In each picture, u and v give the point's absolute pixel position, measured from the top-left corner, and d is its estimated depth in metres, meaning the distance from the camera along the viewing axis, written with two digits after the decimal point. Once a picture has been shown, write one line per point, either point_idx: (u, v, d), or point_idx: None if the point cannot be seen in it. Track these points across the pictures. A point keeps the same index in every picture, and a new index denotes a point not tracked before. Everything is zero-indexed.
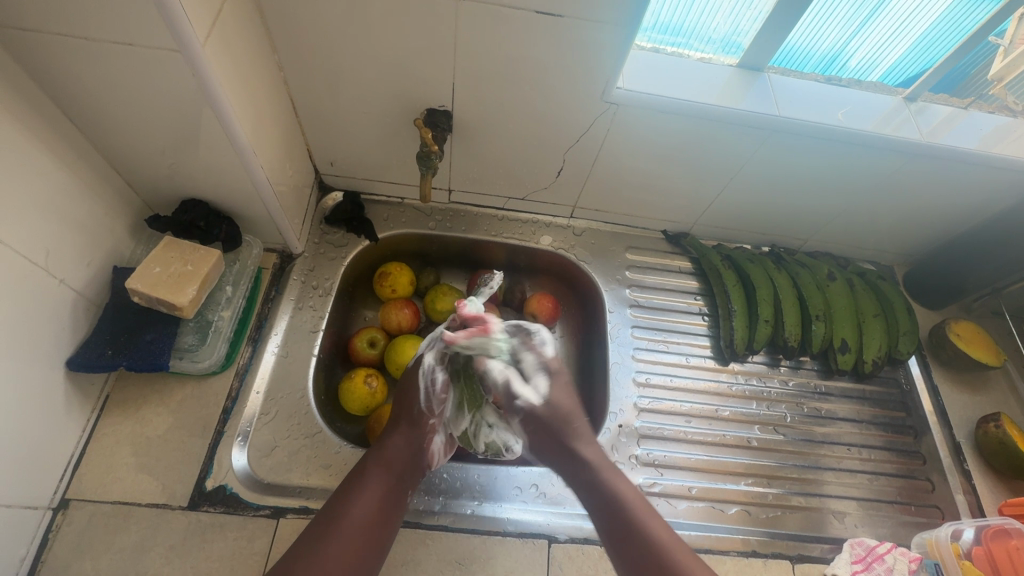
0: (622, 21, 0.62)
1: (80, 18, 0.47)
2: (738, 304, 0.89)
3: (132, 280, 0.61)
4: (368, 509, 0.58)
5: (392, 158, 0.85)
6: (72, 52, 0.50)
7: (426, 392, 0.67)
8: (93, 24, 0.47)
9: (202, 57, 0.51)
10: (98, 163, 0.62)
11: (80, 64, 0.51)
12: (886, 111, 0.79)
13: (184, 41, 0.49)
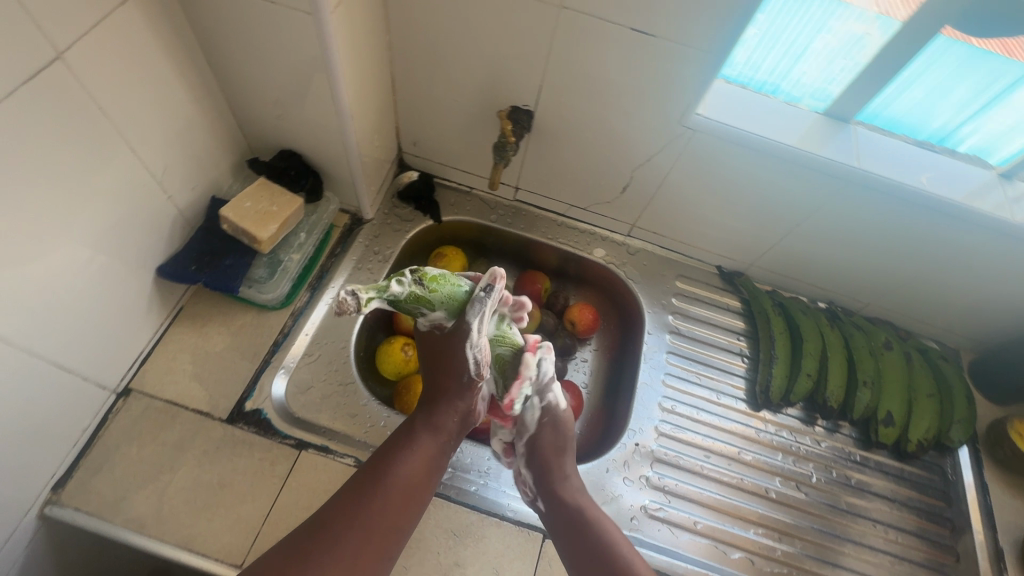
0: (715, 50, 0.63)
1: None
2: (782, 352, 0.87)
3: (224, 209, 0.69)
4: (415, 468, 0.62)
5: (470, 148, 0.90)
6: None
7: (472, 363, 0.65)
8: None
9: (328, 22, 0.57)
10: (219, 102, 0.71)
11: (227, 12, 0.59)
12: (976, 185, 0.76)
13: (318, 4, 0.55)
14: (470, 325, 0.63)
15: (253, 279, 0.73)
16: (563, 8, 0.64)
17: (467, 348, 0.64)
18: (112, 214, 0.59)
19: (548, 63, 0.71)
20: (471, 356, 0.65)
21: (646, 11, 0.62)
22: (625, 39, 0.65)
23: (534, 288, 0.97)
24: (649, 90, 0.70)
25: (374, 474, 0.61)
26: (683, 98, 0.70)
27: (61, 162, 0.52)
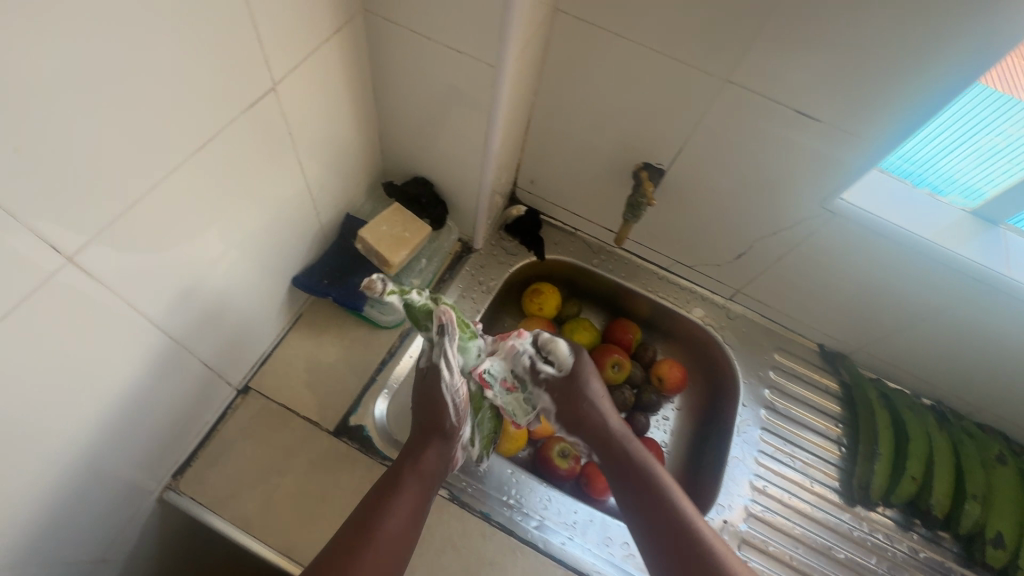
0: (883, 143, 0.62)
1: (431, 21, 0.57)
2: (886, 449, 0.83)
3: (364, 230, 0.71)
4: (402, 520, 0.62)
5: (587, 193, 0.91)
6: (409, 42, 0.60)
7: (454, 408, 0.69)
8: (441, 29, 0.57)
9: (505, 78, 0.59)
10: (371, 127, 0.74)
11: (408, 53, 0.62)
12: None
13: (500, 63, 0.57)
14: (441, 372, 0.67)
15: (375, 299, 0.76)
16: (728, 81, 0.63)
17: (446, 390, 0.68)
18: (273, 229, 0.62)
19: (695, 130, 0.71)
20: (450, 396, 0.69)
21: (819, 97, 0.61)
22: (785, 120, 0.64)
23: (626, 337, 0.97)
24: (797, 171, 0.69)
25: (360, 527, 0.60)
26: (832, 183, 0.68)
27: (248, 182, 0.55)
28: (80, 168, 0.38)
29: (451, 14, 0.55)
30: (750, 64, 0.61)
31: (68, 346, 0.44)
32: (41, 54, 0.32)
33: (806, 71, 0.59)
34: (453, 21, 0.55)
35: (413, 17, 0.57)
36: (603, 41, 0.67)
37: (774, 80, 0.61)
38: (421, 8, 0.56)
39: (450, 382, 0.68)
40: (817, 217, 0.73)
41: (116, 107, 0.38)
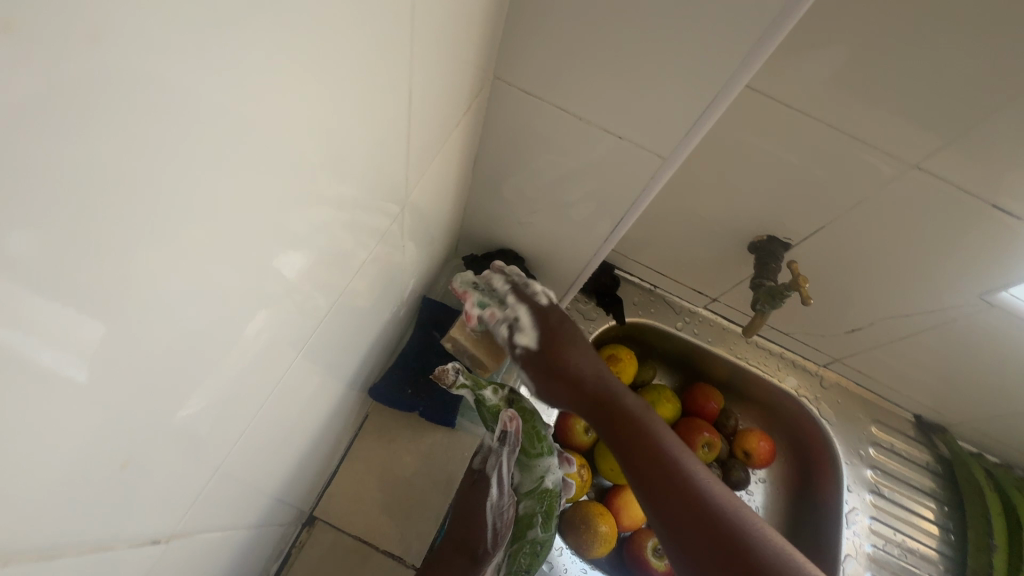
0: None
1: (586, 103, 0.45)
2: (1001, 539, 0.76)
3: (456, 329, 0.60)
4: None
5: (681, 255, 0.80)
6: (543, 121, 0.48)
7: (494, 530, 0.60)
8: (601, 110, 0.45)
9: (668, 174, 0.48)
10: (461, 198, 0.61)
11: (538, 131, 0.50)
12: None
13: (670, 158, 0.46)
14: (491, 486, 0.60)
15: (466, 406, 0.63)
16: (916, 166, 0.54)
17: (493, 508, 0.60)
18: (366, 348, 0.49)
19: (842, 210, 0.61)
20: (493, 514, 0.60)
21: (1020, 191, 0.53)
22: (967, 215, 0.56)
23: (711, 407, 0.87)
24: (959, 264, 0.62)
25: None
26: (998, 278, 0.61)
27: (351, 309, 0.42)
28: (239, 327, 0.24)
29: (620, 100, 0.43)
30: (947, 155, 0.53)
31: (178, 561, 0.29)
32: (248, 175, 0.18)
33: (1011, 164, 0.51)
34: (619, 107, 0.44)
35: (562, 95, 0.45)
36: (755, 111, 0.56)
37: (968, 171, 0.53)
38: (577, 87, 0.44)
39: (495, 484, 0.60)
40: (970, 308, 0.66)
41: (292, 232, 0.24)
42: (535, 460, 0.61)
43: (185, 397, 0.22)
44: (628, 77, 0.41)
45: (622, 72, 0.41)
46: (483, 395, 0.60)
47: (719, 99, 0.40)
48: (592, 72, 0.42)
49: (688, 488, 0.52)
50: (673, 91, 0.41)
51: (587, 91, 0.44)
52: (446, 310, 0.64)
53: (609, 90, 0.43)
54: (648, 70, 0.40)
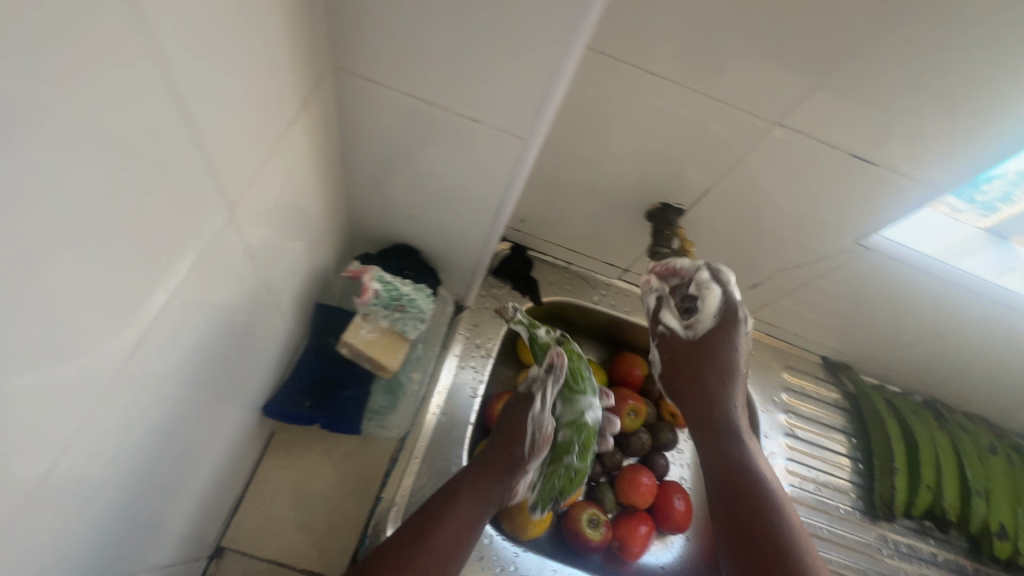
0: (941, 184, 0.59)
1: (438, 88, 0.43)
2: (901, 462, 0.84)
3: (349, 333, 0.57)
4: (454, 538, 0.57)
5: (586, 230, 0.81)
6: (399, 109, 0.46)
7: (532, 438, 0.67)
8: (450, 93, 0.43)
9: (533, 153, 0.47)
10: (339, 198, 0.58)
11: (396, 122, 0.47)
12: None
13: (530, 138, 0.45)
14: (533, 400, 0.68)
15: (371, 411, 0.60)
16: (779, 125, 0.56)
17: (530, 420, 0.67)
18: (247, 365, 0.47)
19: (725, 169, 0.63)
20: (534, 427, 0.66)
21: (872, 138, 0.56)
22: (833, 166, 0.59)
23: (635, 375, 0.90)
24: (834, 213, 0.65)
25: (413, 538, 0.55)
26: (868, 224, 0.65)
27: (220, 331, 0.40)
28: (146, 358, 0.31)
29: (469, 81, 0.42)
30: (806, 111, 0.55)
31: (99, 531, 0.32)
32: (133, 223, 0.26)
33: (861, 115, 0.54)
34: (469, 89, 0.42)
35: (412, 82, 0.43)
36: (625, 80, 0.57)
37: (825, 123, 0.55)
38: (423, 71, 0.42)
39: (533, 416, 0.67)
40: (850, 254, 0.70)
41: (163, 247, 0.29)
42: (573, 394, 0.68)
43: (121, 399, 0.30)
44: (470, 57, 0.40)
45: (464, 53, 0.40)
46: (535, 333, 0.71)
47: (562, 71, 0.40)
48: (435, 54, 0.41)
49: (752, 486, 0.61)
50: (518, 68, 0.40)
51: (435, 74, 0.42)
52: (341, 314, 0.62)
53: (456, 71, 0.41)
54: (488, 49, 0.39)
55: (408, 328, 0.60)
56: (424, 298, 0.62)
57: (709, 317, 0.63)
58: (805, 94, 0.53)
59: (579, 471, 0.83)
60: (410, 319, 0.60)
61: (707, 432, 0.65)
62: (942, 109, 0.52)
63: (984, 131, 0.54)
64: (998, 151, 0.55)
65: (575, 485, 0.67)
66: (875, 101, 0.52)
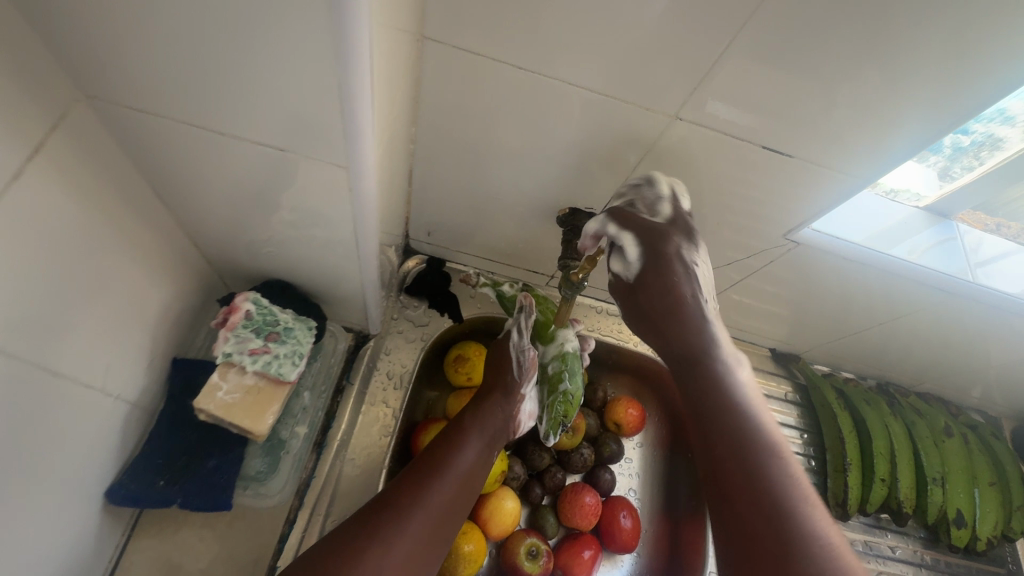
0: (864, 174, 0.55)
1: (232, 109, 0.35)
2: (853, 460, 0.78)
3: (201, 399, 0.48)
4: (472, 462, 0.57)
5: (501, 238, 0.73)
6: (201, 135, 0.38)
7: (520, 364, 0.67)
8: (252, 115, 0.36)
9: (366, 181, 0.40)
10: (180, 239, 0.50)
11: (207, 149, 0.40)
12: None
13: (354, 158, 0.38)
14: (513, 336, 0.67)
15: (247, 479, 0.56)
16: (677, 116, 0.52)
17: (514, 349, 0.67)
18: (49, 458, 0.38)
19: (635, 159, 0.57)
20: (517, 358, 0.67)
21: (776, 121, 0.51)
22: (745, 152, 0.55)
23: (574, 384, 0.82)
24: (760, 202, 0.60)
25: (429, 465, 0.54)
26: (801, 214, 0.60)
27: None
28: None
29: (262, 98, 0.34)
30: (703, 96, 0.50)
31: None
32: None
33: (762, 95, 0.49)
34: (269, 108, 0.35)
35: (200, 104, 0.35)
36: (504, 74, 0.51)
37: (726, 106, 0.50)
38: (206, 91, 0.34)
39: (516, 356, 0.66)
40: (782, 248, 0.66)
41: None
42: (549, 332, 0.68)
43: None
44: (251, 70, 0.32)
45: (241, 65, 0.32)
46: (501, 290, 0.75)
47: (359, 82, 0.32)
48: (210, 71, 0.33)
49: (730, 432, 0.42)
50: (310, 80, 0.32)
51: (220, 93, 0.34)
52: (205, 367, 0.53)
53: (244, 88, 0.34)
54: (267, 60, 0.31)
55: (286, 369, 0.52)
56: (300, 331, 0.54)
57: (634, 226, 0.52)
58: (698, 77, 0.48)
59: (516, 499, 0.76)
60: (285, 357, 0.52)
61: (678, 354, 0.48)
62: (847, 85, 0.47)
63: (898, 108, 0.49)
64: (914, 129, 0.50)
65: (576, 406, 0.65)
66: (774, 78, 0.47)
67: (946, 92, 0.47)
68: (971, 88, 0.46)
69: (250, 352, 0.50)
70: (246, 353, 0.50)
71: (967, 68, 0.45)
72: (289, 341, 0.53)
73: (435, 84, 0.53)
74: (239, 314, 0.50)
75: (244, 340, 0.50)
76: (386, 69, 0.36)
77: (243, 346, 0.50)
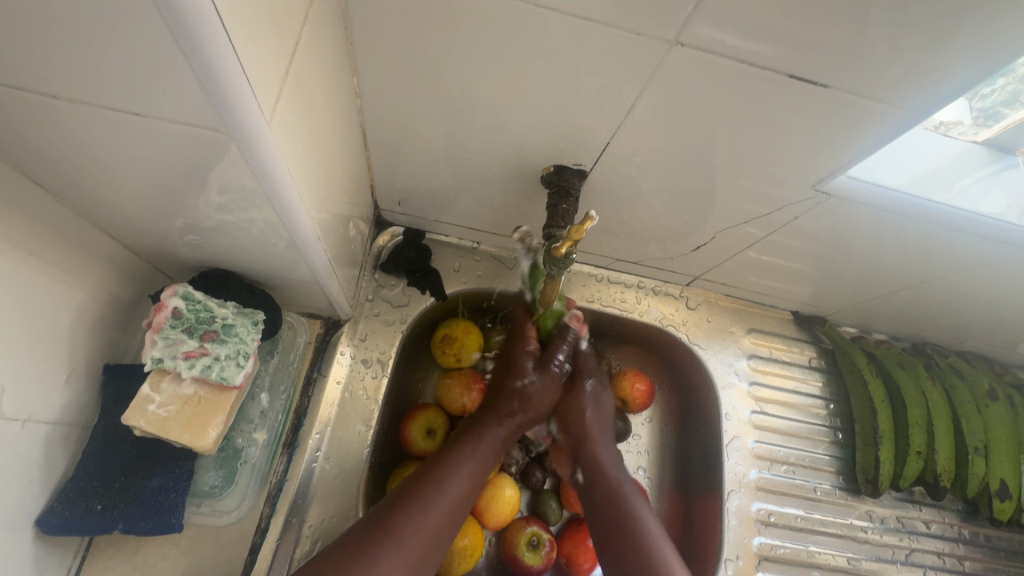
0: (913, 106, 0.44)
1: (68, 65, 0.27)
2: (885, 431, 0.71)
3: (131, 417, 0.41)
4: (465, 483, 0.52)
5: (481, 204, 0.64)
6: (50, 106, 0.30)
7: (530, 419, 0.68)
8: (97, 71, 0.27)
9: (266, 150, 0.32)
10: (86, 234, 0.42)
11: (66, 123, 0.31)
12: None
13: (228, 114, 0.29)
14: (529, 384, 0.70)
15: (202, 493, 0.51)
16: (677, 47, 0.41)
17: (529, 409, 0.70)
18: None
19: (626, 103, 0.47)
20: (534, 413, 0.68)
21: (800, 50, 0.40)
22: (763, 89, 0.44)
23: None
24: (782, 146, 0.50)
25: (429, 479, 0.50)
26: (835, 159, 0.50)
27: None
28: None
29: (97, 46, 0.25)
30: (708, 18, 0.39)
31: None
32: None
33: (784, 12, 0.38)
34: (111, 59, 0.26)
35: (27, 62, 0.27)
36: (455, 3, 0.41)
37: (736, 32, 0.40)
38: (21, 43, 0.26)
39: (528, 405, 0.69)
40: (809, 203, 0.56)
41: None
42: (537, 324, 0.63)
43: None
44: (62, 5, 0.23)
45: (45, 1, 0.23)
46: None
47: (194, 1, 0.23)
48: (12, 12, 0.24)
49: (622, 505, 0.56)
50: (142, 11, 0.23)
51: (40, 43, 0.25)
52: (141, 374, 0.47)
53: (68, 34, 0.25)
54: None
55: (230, 373, 0.45)
56: (243, 327, 0.47)
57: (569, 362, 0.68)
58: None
59: (515, 486, 0.69)
60: (227, 359, 0.45)
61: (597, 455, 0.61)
62: None
63: (965, 17, 0.37)
64: (980, 43, 0.39)
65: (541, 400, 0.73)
66: None
67: None
68: None
69: (180, 358, 0.43)
70: (177, 359, 0.43)
71: None
72: (231, 340, 0.46)
73: (374, 21, 0.43)
74: (167, 312, 0.43)
75: (173, 342, 0.43)
76: None
77: (174, 350, 0.43)
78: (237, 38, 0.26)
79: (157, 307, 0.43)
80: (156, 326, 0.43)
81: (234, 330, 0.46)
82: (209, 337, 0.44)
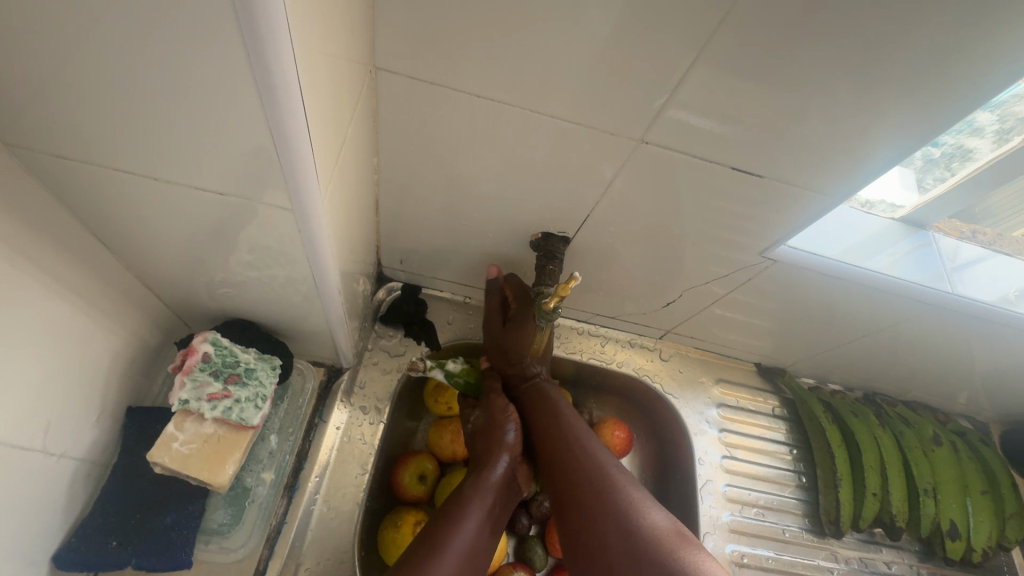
0: (835, 190, 0.54)
1: (165, 150, 0.34)
2: (843, 473, 0.77)
3: (156, 455, 0.45)
4: (474, 533, 0.54)
5: (475, 263, 0.72)
6: (134, 179, 0.36)
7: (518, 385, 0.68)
8: (186, 153, 0.34)
9: (315, 219, 0.39)
10: (131, 285, 0.47)
11: (143, 193, 0.38)
12: None
13: (292, 185, 0.35)
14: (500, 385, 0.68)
15: (209, 532, 0.53)
16: (642, 139, 0.51)
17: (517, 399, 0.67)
18: None
19: (604, 181, 0.56)
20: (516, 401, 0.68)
21: (738, 146, 0.51)
22: (712, 172, 0.54)
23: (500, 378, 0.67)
24: (733, 219, 0.59)
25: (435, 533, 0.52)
26: (777, 230, 0.60)
27: None
28: None
29: (194, 137, 0.33)
30: (666, 119, 0.49)
31: None
32: None
33: (722, 116, 0.48)
34: (203, 147, 0.33)
35: (134, 144, 0.34)
36: (463, 101, 0.50)
37: (688, 129, 0.50)
38: (132, 134, 0.33)
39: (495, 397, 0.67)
40: (758, 266, 0.65)
41: None
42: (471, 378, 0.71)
43: None
44: (178, 109, 0.31)
45: (167, 106, 0.31)
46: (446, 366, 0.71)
47: (291, 115, 0.31)
48: (136, 112, 0.31)
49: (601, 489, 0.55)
50: (247, 111, 0.31)
51: (148, 134, 0.33)
52: (162, 415, 0.51)
53: (174, 129, 0.32)
54: (196, 94, 0.30)
55: (249, 414, 0.49)
56: (262, 371, 0.51)
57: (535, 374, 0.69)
58: (656, 101, 0.48)
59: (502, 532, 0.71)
60: (247, 401, 0.49)
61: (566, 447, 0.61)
62: (803, 106, 0.47)
63: (865, 127, 0.48)
64: (880, 145, 0.49)
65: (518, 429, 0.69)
66: (734, 97, 0.46)
67: (915, 114, 0.47)
68: (937, 107, 0.46)
69: (205, 402, 0.47)
70: (201, 404, 0.47)
71: (935, 88, 0.44)
72: (251, 383, 0.50)
73: (396, 114, 0.52)
74: (197, 357, 0.48)
75: (201, 386, 0.47)
76: (324, 99, 0.35)
77: (201, 394, 0.47)
78: (312, 138, 0.34)
79: (188, 352, 0.48)
80: (187, 369, 0.47)
81: (254, 375, 0.51)
82: (232, 381, 0.49)
